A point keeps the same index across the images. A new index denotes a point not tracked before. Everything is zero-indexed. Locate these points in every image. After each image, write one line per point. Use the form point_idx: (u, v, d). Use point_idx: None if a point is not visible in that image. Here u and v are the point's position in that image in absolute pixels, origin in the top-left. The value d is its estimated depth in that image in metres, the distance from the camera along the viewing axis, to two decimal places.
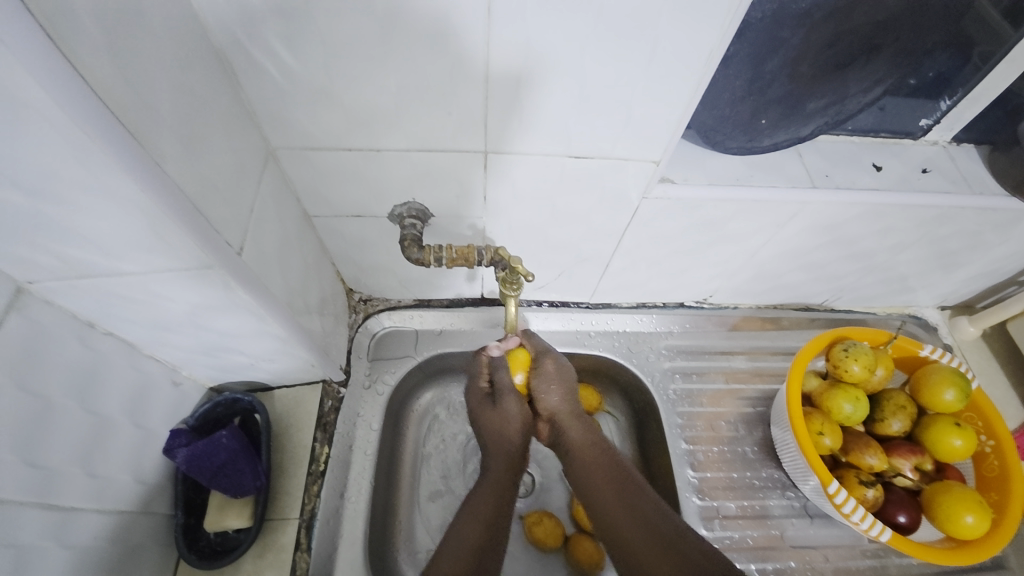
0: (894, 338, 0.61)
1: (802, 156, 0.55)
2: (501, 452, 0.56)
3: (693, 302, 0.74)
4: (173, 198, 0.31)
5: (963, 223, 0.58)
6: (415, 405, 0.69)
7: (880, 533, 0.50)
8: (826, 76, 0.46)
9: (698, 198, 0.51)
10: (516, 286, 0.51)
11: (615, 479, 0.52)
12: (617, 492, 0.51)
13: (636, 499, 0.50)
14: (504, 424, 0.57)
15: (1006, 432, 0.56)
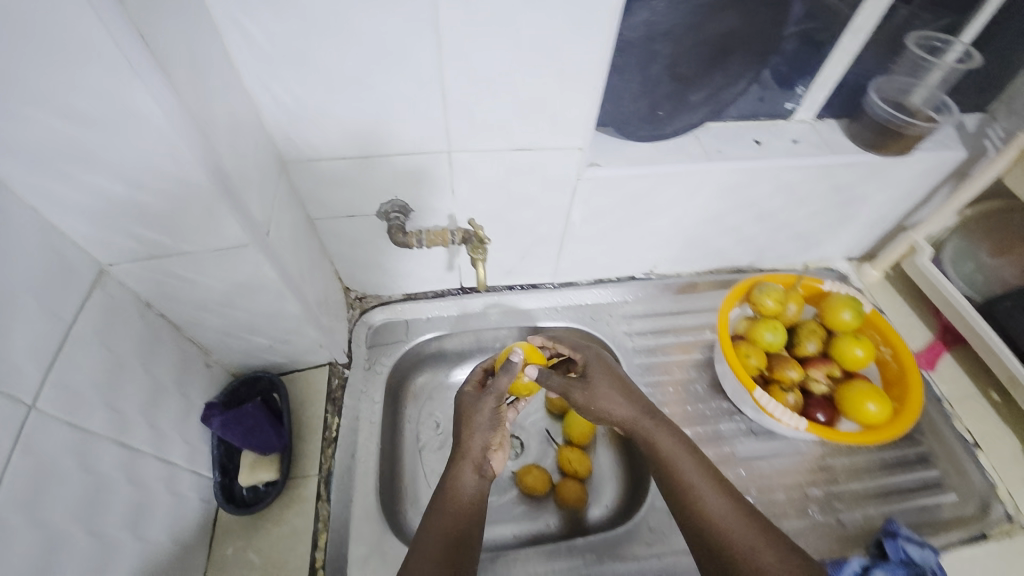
0: (800, 279, 0.75)
1: (700, 139, 0.69)
2: (470, 454, 0.57)
3: (642, 275, 0.87)
4: (226, 187, 0.43)
5: (835, 179, 0.73)
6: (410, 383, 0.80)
7: (799, 423, 0.62)
8: (695, 76, 0.61)
9: (620, 175, 0.65)
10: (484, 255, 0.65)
11: (680, 451, 0.54)
12: (683, 456, 0.54)
13: (695, 465, 0.53)
14: (481, 421, 0.59)
15: (899, 340, 0.68)
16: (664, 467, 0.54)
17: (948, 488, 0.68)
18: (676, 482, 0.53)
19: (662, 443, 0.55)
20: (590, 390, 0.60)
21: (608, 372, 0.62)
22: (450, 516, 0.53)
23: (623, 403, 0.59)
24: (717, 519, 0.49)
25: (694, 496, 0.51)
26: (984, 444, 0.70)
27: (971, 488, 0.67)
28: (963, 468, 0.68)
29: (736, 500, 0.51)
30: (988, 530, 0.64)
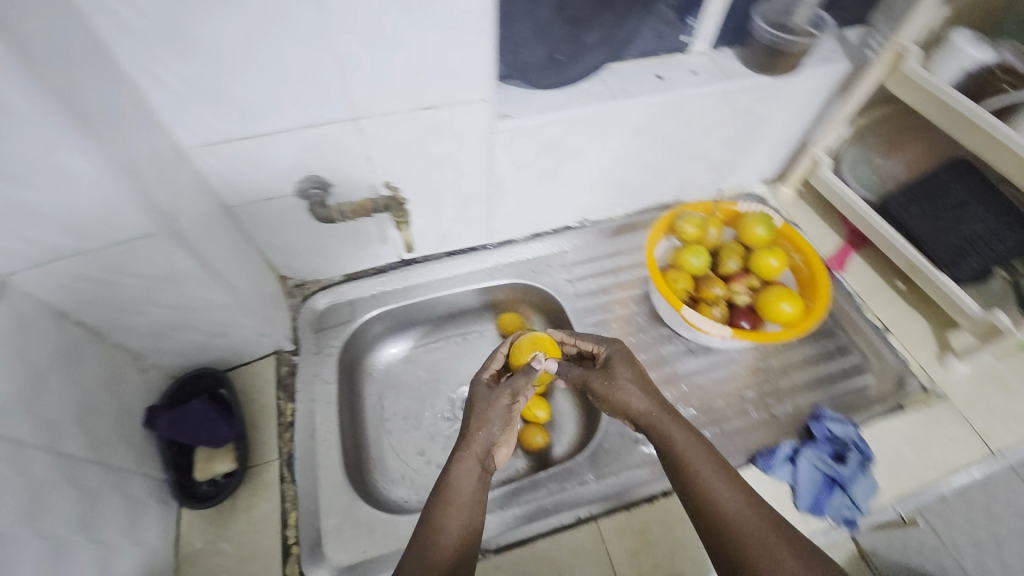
0: (717, 203, 0.79)
1: (605, 80, 0.71)
2: (475, 445, 0.56)
3: (576, 224, 0.90)
4: (123, 164, 0.43)
5: (735, 105, 0.77)
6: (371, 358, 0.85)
7: (723, 332, 0.67)
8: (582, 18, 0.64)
9: (532, 124, 0.67)
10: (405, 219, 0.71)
11: (695, 444, 0.54)
12: (698, 450, 0.53)
13: (709, 457, 0.53)
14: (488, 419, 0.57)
15: (807, 245, 0.74)
16: (676, 458, 0.53)
17: (868, 371, 0.73)
18: (689, 473, 0.52)
19: (679, 438, 0.54)
20: (609, 382, 0.59)
21: (629, 364, 0.60)
22: (452, 515, 0.51)
23: (640, 396, 0.57)
24: (727, 510, 0.49)
25: (705, 486, 0.51)
26: (894, 328, 0.76)
27: (888, 367, 0.73)
28: (878, 351, 0.74)
29: (747, 494, 0.51)
30: (903, 401, 0.69)
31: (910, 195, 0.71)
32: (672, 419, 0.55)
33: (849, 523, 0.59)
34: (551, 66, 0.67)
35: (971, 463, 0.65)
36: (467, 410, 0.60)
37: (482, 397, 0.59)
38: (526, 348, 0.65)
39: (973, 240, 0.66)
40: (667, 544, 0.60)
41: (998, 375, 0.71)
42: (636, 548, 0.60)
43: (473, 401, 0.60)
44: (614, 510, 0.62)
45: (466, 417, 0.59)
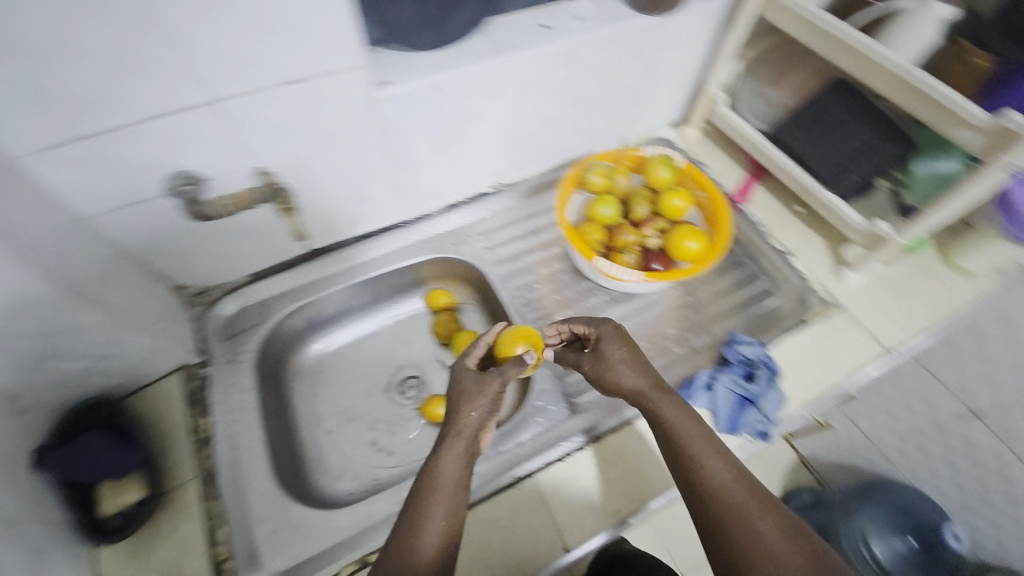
0: (623, 150, 0.79)
1: (490, 35, 0.68)
2: (465, 431, 0.54)
3: (490, 188, 0.88)
4: None
5: (627, 50, 0.75)
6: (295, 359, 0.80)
7: (633, 277, 0.69)
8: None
9: (417, 88, 0.63)
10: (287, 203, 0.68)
11: (688, 422, 0.53)
12: (691, 426, 0.53)
13: (701, 435, 0.52)
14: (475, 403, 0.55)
15: (709, 182, 0.75)
16: (669, 434, 0.53)
17: (772, 293, 0.79)
18: (680, 448, 0.52)
19: (673, 415, 0.54)
20: (602, 362, 0.59)
21: (624, 343, 0.59)
22: (436, 505, 0.49)
23: (634, 374, 0.57)
24: (718, 487, 0.49)
25: (697, 463, 0.50)
26: (796, 251, 0.80)
27: (790, 290, 0.78)
28: (781, 275, 0.79)
29: (738, 471, 0.50)
30: (806, 317, 0.74)
31: (798, 119, 0.73)
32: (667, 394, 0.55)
33: (762, 436, 0.63)
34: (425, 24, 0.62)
35: (868, 363, 0.70)
36: (450, 396, 0.58)
37: (469, 383, 0.57)
38: (510, 339, 0.63)
39: (853, 155, 0.69)
40: (601, 486, 0.62)
41: (888, 280, 0.76)
42: (573, 495, 0.62)
43: (461, 385, 0.57)
44: (549, 463, 0.63)
45: (449, 402, 0.57)
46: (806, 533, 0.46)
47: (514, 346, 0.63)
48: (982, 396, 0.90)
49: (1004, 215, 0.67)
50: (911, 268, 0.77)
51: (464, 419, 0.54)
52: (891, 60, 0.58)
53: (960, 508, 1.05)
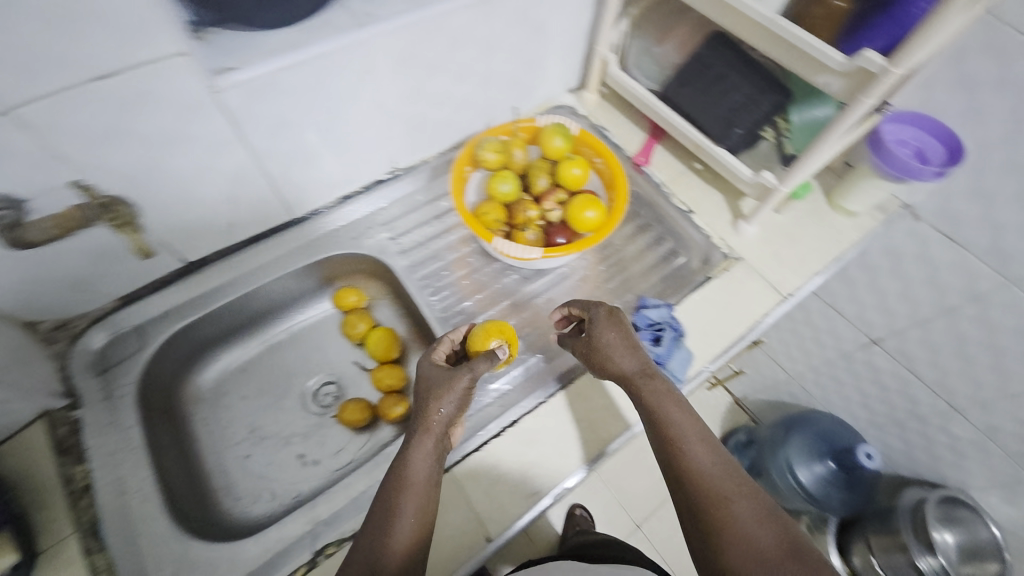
0: (517, 121, 0.75)
1: (347, 6, 0.60)
2: (434, 427, 0.54)
3: (387, 175, 0.82)
4: None
5: (510, 14, 0.69)
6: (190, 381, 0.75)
7: (535, 254, 0.67)
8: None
9: (264, 74, 0.55)
10: (131, 224, 0.61)
11: (673, 408, 0.54)
12: (677, 411, 0.54)
13: (687, 420, 0.53)
14: (443, 396, 0.56)
15: (605, 148, 0.74)
16: (655, 418, 0.54)
17: (678, 253, 0.80)
18: (663, 432, 0.53)
19: (658, 400, 0.55)
20: (593, 345, 0.60)
21: (618, 327, 0.60)
22: (402, 501, 0.50)
23: (625, 356, 0.58)
24: (699, 471, 0.50)
25: (679, 448, 0.52)
26: (697, 208, 0.81)
27: (695, 248, 0.80)
28: (684, 234, 0.81)
29: (720, 456, 0.51)
30: (710, 273, 0.76)
31: (682, 77, 0.73)
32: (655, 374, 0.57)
33: None
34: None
35: (767, 311, 0.73)
36: (417, 391, 0.58)
37: (439, 376, 0.57)
38: (482, 335, 0.62)
39: (737, 109, 0.69)
40: (519, 468, 0.62)
41: (782, 228, 0.79)
42: (491, 484, 0.61)
43: (429, 381, 0.57)
44: (466, 455, 0.62)
45: (417, 397, 0.57)
46: (786, 520, 0.46)
47: (487, 341, 0.62)
48: (878, 326, 0.96)
49: (874, 153, 0.70)
50: (802, 214, 0.80)
51: (429, 414, 0.55)
52: (757, 8, 0.57)
53: (871, 428, 1.14)
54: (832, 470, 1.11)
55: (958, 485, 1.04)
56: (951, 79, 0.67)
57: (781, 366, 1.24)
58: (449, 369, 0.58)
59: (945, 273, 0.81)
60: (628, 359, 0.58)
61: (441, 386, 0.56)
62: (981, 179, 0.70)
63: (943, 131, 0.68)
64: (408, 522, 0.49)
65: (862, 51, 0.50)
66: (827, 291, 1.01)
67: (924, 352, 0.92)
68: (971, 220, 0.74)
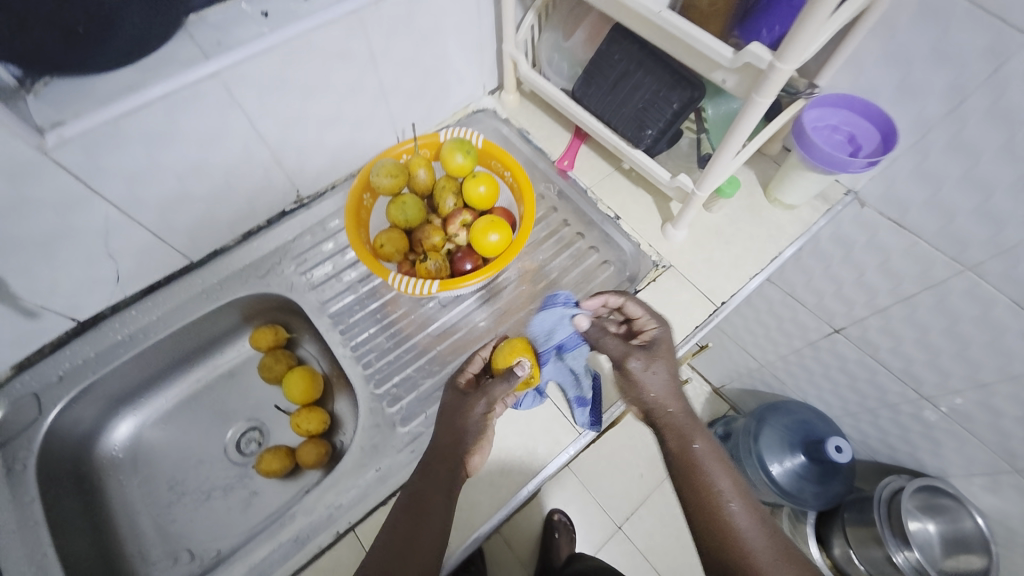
0: (416, 138, 0.69)
1: (193, 38, 0.55)
2: (450, 455, 0.54)
3: (293, 206, 0.77)
4: None
5: (388, 25, 0.63)
6: (106, 437, 0.73)
7: (432, 288, 0.61)
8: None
9: (100, 125, 0.50)
10: None
11: (715, 460, 0.53)
12: (714, 462, 0.53)
13: (725, 473, 0.52)
14: (462, 422, 0.55)
15: (513, 160, 0.68)
16: (695, 467, 0.52)
17: (608, 263, 0.74)
18: (703, 484, 0.52)
19: (700, 448, 0.53)
20: (648, 366, 0.54)
21: (669, 352, 0.56)
22: (421, 526, 0.50)
23: (670, 390, 0.54)
24: (740, 531, 0.49)
25: (721, 503, 0.51)
26: (624, 213, 0.76)
27: (625, 258, 0.74)
28: (613, 242, 0.75)
29: (756, 515, 0.51)
30: (637, 286, 0.71)
31: (588, 75, 0.66)
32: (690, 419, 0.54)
33: (591, 423, 0.62)
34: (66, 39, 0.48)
35: (696, 324, 0.68)
36: (440, 413, 0.57)
37: (457, 402, 0.57)
38: (508, 351, 0.59)
39: (647, 107, 0.63)
40: None
41: (715, 228, 0.74)
42: None
43: (446, 407, 0.57)
44: (372, 512, 0.59)
45: (437, 424, 0.56)
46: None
47: (509, 359, 0.58)
48: (839, 314, 0.91)
49: (799, 144, 0.65)
50: (736, 211, 0.75)
51: (446, 439, 0.55)
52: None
53: (845, 416, 1.09)
54: (804, 464, 1.05)
55: (937, 472, 0.98)
56: (881, 54, 0.60)
57: (751, 355, 1.19)
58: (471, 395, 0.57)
59: (899, 260, 0.75)
60: (670, 392, 0.54)
61: (455, 413, 0.56)
62: (924, 160, 0.63)
63: (873, 111, 0.63)
64: (423, 548, 0.49)
65: (748, 47, 0.44)
66: (785, 279, 0.95)
67: (888, 341, 0.86)
68: (918, 205, 0.67)
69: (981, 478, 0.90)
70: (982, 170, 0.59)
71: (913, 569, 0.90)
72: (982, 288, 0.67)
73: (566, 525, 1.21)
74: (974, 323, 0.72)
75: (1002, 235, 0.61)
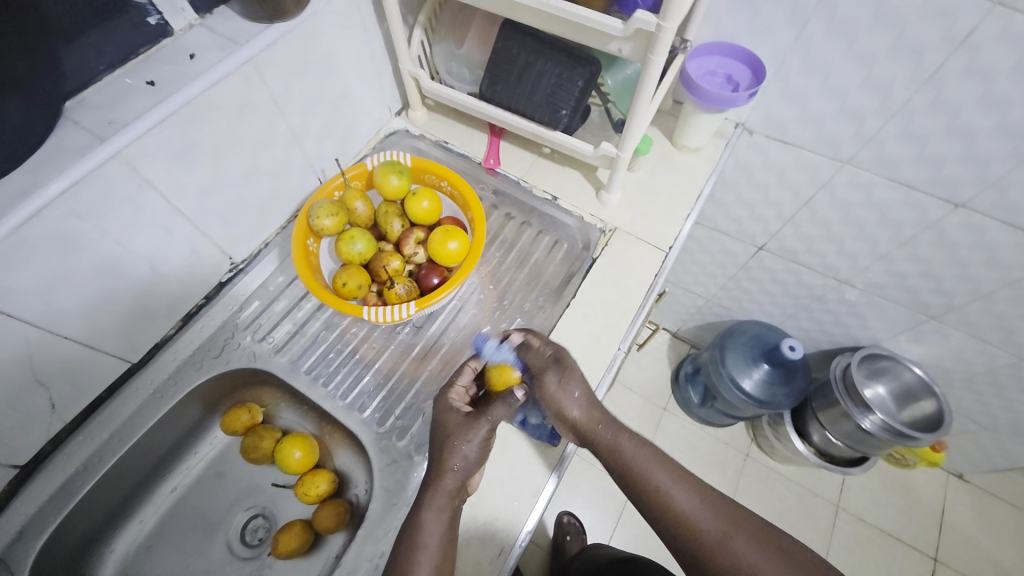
0: (345, 172, 0.69)
1: (79, 123, 0.51)
2: (448, 478, 0.54)
3: (228, 274, 0.71)
4: None
5: (284, 68, 0.62)
6: None
7: (410, 310, 0.61)
8: None
9: (1, 239, 0.45)
10: None
11: (649, 458, 0.56)
12: (649, 459, 0.56)
13: (662, 466, 0.56)
14: (460, 442, 0.55)
15: (447, 169, 0.69)
16: (634, 475, 0.56)
17: (560, 242, 0.78)
18: (644, 484, 0.55)
19: (630, 450, 0.57)
20: (555, 384, 0.58)
21: (578, 368, 0.60)
22: (417, 558, 0.49)
23: (582, 405, 0.58)
24: (687, 516, 0.53)
25: (665, 496, 0.54)
26: (559, 193, 0.80)
27: (573, 233, 0.78)
28: (558, 222, 0.79)
29: (702, 494, 0.55)
30: (593, 254, 0.75)
31: (492, 74, 0.69)
32: (613, 429, 0.58)
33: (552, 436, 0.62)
34: None
35: (655, 272, 0.73)
36: (432, 430, 0.58)
37: (456, 423, 0.57)
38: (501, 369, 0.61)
39: (555, 91, 0.67)
40: (475, 531, 0.57)
41: (641, 185, 0.80)
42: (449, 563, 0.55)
43: (447, 428, 0.56)
44: None
45: (436, 446, 0.56)
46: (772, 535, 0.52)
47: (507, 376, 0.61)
48: (759, 234, 1.02)
49: (691, 93, 0.72)
50: (654, 166, 0.82)
51: (443, 460, 0.54)
52: None
53: (787, 319, 1.23)
54: (769, 371, 1.15)
55: (871, 340, 1.14)
56: (731, 1, 0.70)
57: (697, 293, 1.30)
58: (468, 417, 0.57)
59: (793, 172, 0.86)
60: (585, 400, 0.58)
61: (454, 429, 0.56)
62: (789, 83, 0.74)
63: (740, 52, 0.73)
64: None
65: (635, 15, 0.49)
66: (708, 217, 1.06)
67: (803, 244, 0.99)
68: (795, 121, 0.79)
69: (905, 333, 1.05)
70: (835, 77, 0.70)
71: (882, 429, 1.04)
72: (862, 176, 0.80)
73: (577, 526, 1.18)
74: (865, 207, 0.85)
75: (865, 127, 0.73)
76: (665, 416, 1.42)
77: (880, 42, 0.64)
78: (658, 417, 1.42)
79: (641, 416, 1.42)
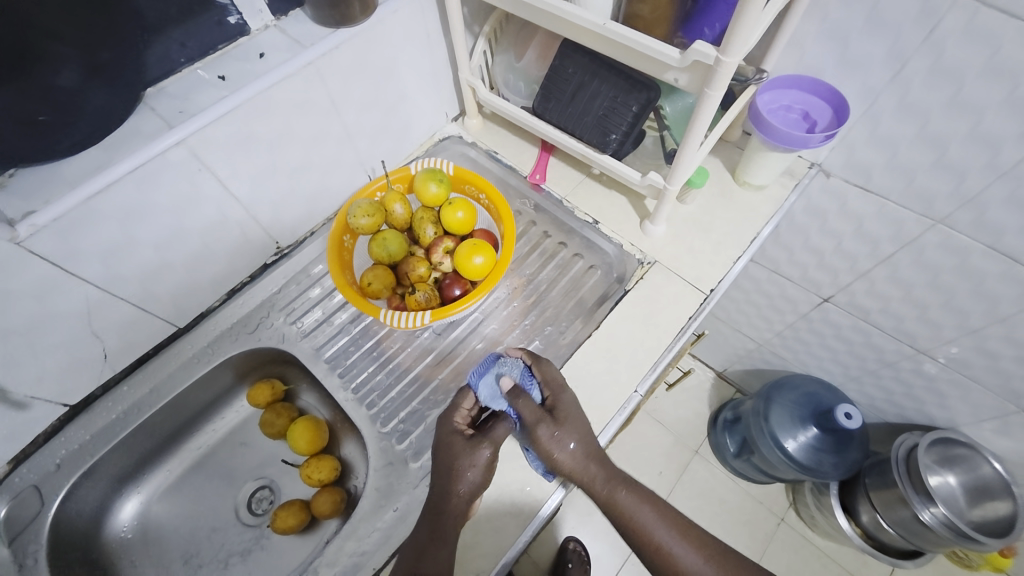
0: (388, 174, 0.70)
1: (155, 109, 0.56)
2: (453, 503, 0.53)
3: (274, 257, 0.76)
4: None
5: (345, 71, 0.64)
6: (114, 518, 0.71)
7: (425, 319, 0.61)
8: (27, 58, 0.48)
9: (72, 208, 0.50)
10: None
11: (650, 513, 0.54)
12: (650, 515, 0.54)
13: (664, 519, 0.54)
14: (465, 468, 0.53)
15: (488, 183, 0.69)
16: (634, 530, 0.53)
17: (594, 267, 0.75)
18: (646, 540, 0.53)
19: (631, 504, 0.54)
20: (552, 433, 0.54)
21: (576, 413, 0.57)
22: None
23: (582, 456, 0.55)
24: (690, 573, 0.51)
25: (667, 553, 0.52)
26: (601, 217, 0.77)
27: (610, 261, 0.75)
28: (595, 246, 0.76)
29: (704, 549, 0.53)
30: (626, 286, 0.72)
31: (546, 91, 0.68)
32: (613, 482, 0.55)
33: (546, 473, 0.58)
34: (29, 127, 0.50)
35: (690, 315, 0.68)
36: (432, 456, 0.57)
37: (460, 447, 0.55)
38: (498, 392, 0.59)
39: (607, 114, 0.65)
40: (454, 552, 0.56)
41: (691, 218, 0.75)
42: None
43: (449, 453, 0.55)
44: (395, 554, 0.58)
45: (437, 470, 0.55)
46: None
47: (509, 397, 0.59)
48: (825, 284, 0.92)
49: (758, 128, 0.67)
50: (709, 200, 0.77)
51: (446, 485, 0.53)
52: (584, 14, 0.52)
53: (849, 381, 1.10)
54: (817, 435, 1.04)
55: (947, 423, 1.00)
56: (821, 31, 0.63)
57: (748, 336, 1.20)
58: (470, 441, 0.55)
59: (872, 223, 0.77)
60: (585, 449, 0.55)
61: (456, 455, 0.54)
62: (878, 127, 0.66)
63: (822, 88, 0.66)
64: None
65: (693, 45, 0.46)
66: (769, 258, 0.97)
67: (876, 303, 0.88)
68: (881, 169, 0.70)
69: (991, 421, 0.91)
70: (935, 126, 0.61)
71: (943, 525, 0.90)
72: (955, 240, 0.69)
73: (582, 555, 1.14)
74: (955, 274, 0.74)
75: (965, 185, 0.63)
76: (694, 459, 1.33)
77: (993, 93, 0.55)
78: (686, 459, 1.33)
79: (667, 454, 1.34)
